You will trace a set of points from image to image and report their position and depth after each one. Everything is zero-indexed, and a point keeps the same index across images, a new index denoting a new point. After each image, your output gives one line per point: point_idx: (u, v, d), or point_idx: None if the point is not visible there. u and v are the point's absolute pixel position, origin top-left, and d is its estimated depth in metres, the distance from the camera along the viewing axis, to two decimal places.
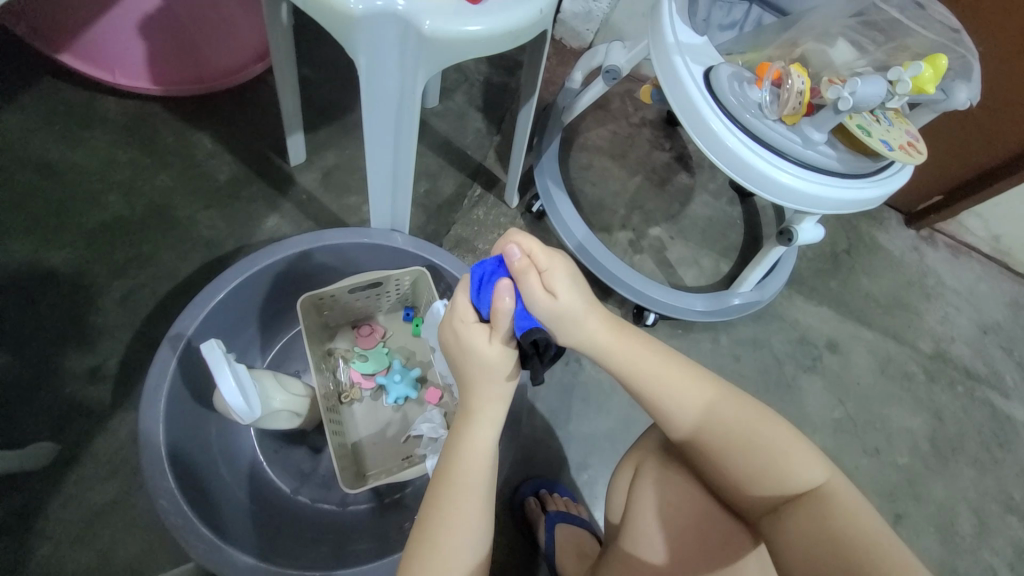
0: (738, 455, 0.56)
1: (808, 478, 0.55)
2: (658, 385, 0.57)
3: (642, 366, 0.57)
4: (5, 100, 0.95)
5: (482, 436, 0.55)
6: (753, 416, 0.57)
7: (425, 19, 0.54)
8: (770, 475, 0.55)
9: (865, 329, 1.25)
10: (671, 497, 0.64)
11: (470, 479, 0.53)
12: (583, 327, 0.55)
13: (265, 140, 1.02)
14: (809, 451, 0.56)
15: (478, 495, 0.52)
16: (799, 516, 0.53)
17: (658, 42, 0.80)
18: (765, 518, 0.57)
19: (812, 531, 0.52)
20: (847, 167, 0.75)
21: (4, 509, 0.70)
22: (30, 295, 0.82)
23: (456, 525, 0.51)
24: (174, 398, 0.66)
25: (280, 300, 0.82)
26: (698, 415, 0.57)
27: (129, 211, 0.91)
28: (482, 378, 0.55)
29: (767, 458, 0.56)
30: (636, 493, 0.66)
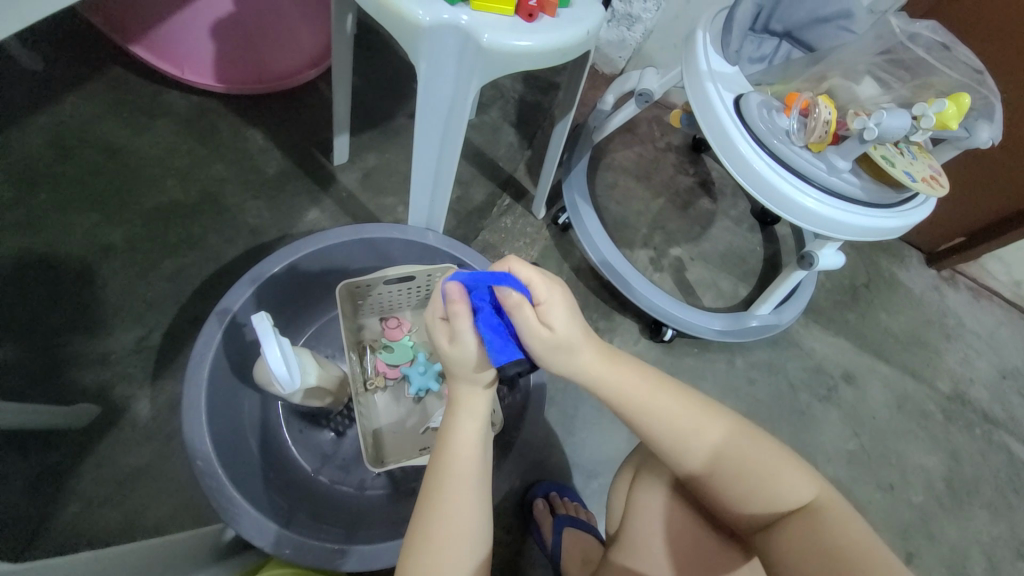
0: (734, 478, 0.55)
1: (803, 495, 0.55)
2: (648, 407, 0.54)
3: (632, 393, 0.54)
4: (77, 84, 1.02)
5: (466, 428, 0.54)
6: (743, 438, 0.56)
7: (485, 32, 0.59)
8: (764, 496, 0.55)
9: (882, 364, 1.25)
10: (668, 503, 0.65)
11: (464, 475, 0.52)
12: (576, 357, 0.52)
13: (312, 140, 1.08)
14: (798, 468, 0.56)
15: (474, 484, 0.52)
16: (793, 534, 0.54)
17: (692, 69, 0.85)
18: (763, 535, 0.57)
19: (808, 544, 0.53)
20: (869, 197, 0.78)
21: (41, 464, 0.74)
22: (88, 264, 0.88)
23: (452, 521, 0.51)
24: (216, 368, 0.70)
25: (317, 286, 0.86)
26: (688, 448, 0.55)
27: (184, 196, 0.97)
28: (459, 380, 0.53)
29: (761, 478, 0.55)
30: (634, 498, 0.68)
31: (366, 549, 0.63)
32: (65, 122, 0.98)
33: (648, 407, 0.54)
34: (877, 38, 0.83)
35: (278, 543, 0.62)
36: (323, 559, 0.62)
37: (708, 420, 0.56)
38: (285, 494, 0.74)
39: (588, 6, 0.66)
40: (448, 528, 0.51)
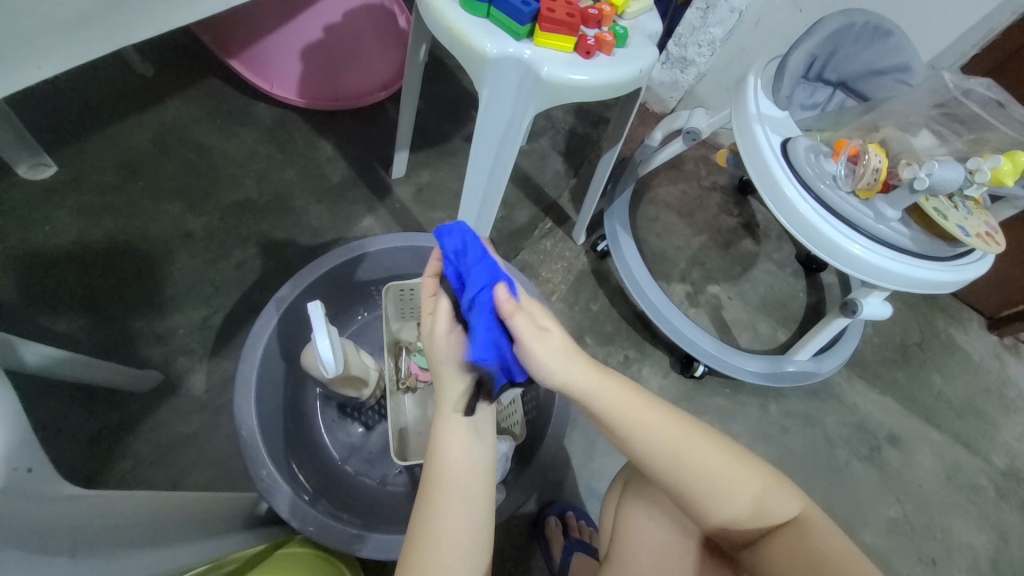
0: (711, 493, 0.53)
1: (779, 510, 0.53)
2: (619, 422, 0.53)
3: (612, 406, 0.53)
4: (179, 90, 1.15)
5: (454, 431, 0.53)
6: (712, 454, 0.53)
7: (544, 65, 0.64)
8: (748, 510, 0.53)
9: (932, 429, 1.17)
10: (653, 521, 0.64)
11: (459, 481, 0.51)
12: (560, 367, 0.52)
13: (375, 154, 1.18)
14: (780, 484, 0.54)
15: (467, 486, 0.51)
16: (778, 548, 0.51)
17: (741, 112, 0.88)
18: (747, 549, 0.55)
19: (793, 557, 0.50)
20: (919, 248, 0.77)
21: (103, 421, 0.80)
22: (169, 247, 0.98)
23: (445, 529, 0.49)
24: (268, 350, 0.76)
25: (363, 286, 0.92)
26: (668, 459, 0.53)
27: (258, 195, 1.07)
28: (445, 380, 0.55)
29: (734, 495, 0.53)
30: (621, 517, 0.67)
31: (383, 538, 0.66)
32: (167, 121, 1.11)
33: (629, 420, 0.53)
34: (930, 92, 0.83)
35: (303, 519, 0.65)
36: (341, 542, 0.65)
37: (685, 435, 0.54)
38: (313, 478, 0.78)
39: (642, 48, 0.71)
40: (443, 537, 0.49)
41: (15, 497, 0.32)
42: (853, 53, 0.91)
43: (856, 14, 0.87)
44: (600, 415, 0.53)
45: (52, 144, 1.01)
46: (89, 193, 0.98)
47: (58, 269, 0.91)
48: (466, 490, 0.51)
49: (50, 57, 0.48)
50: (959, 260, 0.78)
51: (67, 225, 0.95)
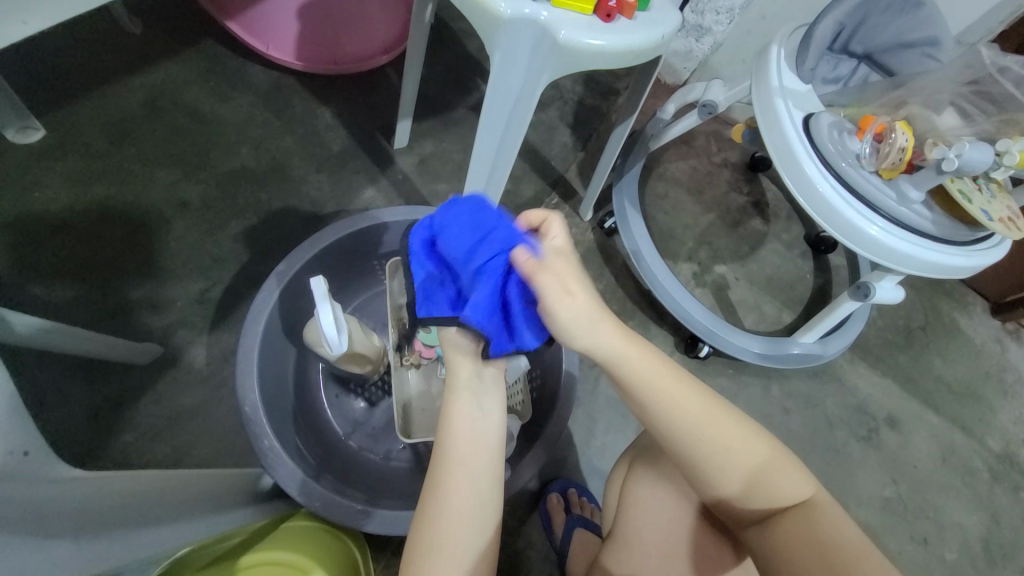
0: (729, 469, 0.52)
1: (794, 494, 0.52)
2: (647, 391, 0.51)
3: (646, 374, 0.51)
4: (169, 49, 1.08)
5: (460, 408, 0.52)
6: (729, 432, 0.52)
7: (562, 28, 0.59)
8: (762, 490, 0.52)
9: (930, 412, 1.18)
10: (659, 493, 0.65)
11: (466, 455, 0.50)
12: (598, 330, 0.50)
13: (377, 123, 1.13)
14: (796, 469, 0.53)
15: (472, 464, 0.50)
16: (790, 529, 0.51)
17: (763, 84, 0.84)
18: (750, 526, 0.54)
19: (804, 540, 0.50)
20: (940, 232, 0.74)
21: (104, 394, 0.79)
22: (164, 218, 0.94)
23: (451, 502, 0.48)
24: (270, 325, 0.74)
25: (366, 261, 0.90)
26: (695, 433, 0.52)
27: (255, 164, 1.03)
28: (459, 356, 0.55)
29: (744, 472, 0.52)
30: (628, 488, 0.68)
31: (389, 513, 0.66)
32: (158, 83, 1.05)
33: (661, 389, 0.52)
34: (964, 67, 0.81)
35: (311, 495, 0.65)
36: (348, 516, 0.65)
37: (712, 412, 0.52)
38: (317, 453, 0.77)
39: (666, 12, 0.66)
40: (449, 509, 0.48)
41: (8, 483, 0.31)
42: (881, 25, 0.87)
43: None
44: (628, 383, 0.52)
45: (37, 105, 0.96)
46: (79, 158, 0.94)
47: (51, 238, 0.88)
48: (473, 467, 0.50)
49: (34, 12, 0.44)
50: (977, 246, 0.76)
51: (58, 191, 0.91)
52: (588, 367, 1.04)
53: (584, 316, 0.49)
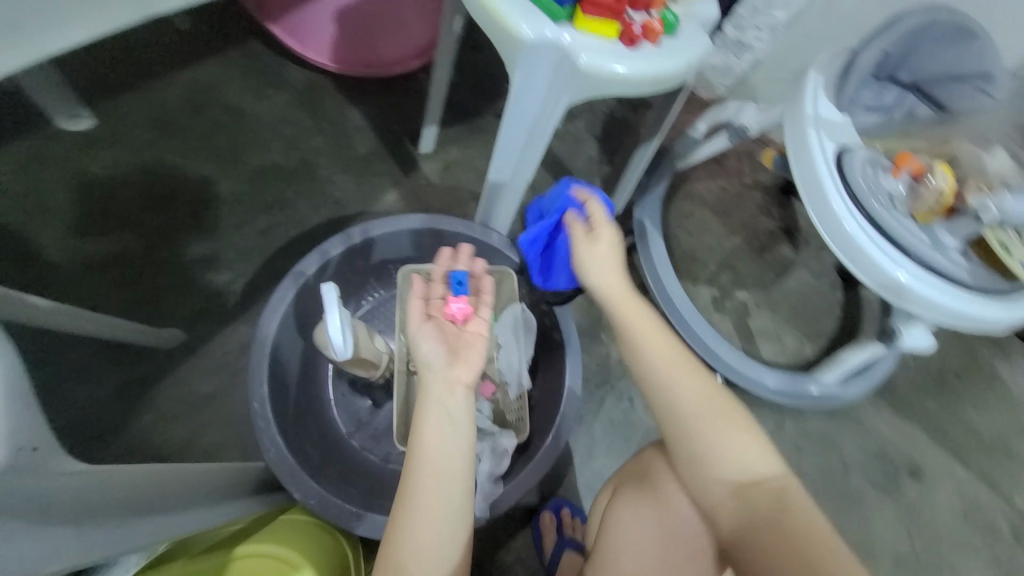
0: (700, 433, 0.55)
1: (761, 471, 0.53)
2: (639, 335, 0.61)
3: (638, 319, 0.62)
4: (214, 46, 1.13)
5: (432, 419, 0.54)
6: (694, 392, 0.57)
7: (582, 53, 0.58)
8: (733, 464, 0.54)
9: (958, 465, 1.11)
10: (642, 517, 0.63)
11: (437, 467, 0.51)
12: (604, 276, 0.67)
13: (406, 128, 1.16)
14: (767, 450, 0.55)
15: (443, 475, 0.51)
16: (759, 513, 0.50)
17: (796, 112, 0.81)
18: (723, 508, 0.53)
19: (772, 525, 0.49)
20: (975, 280, 0.70)
21: (130, 374, 0.84)
22: (199, 209, 0.99)
23: (417, 517, 0.49)
24: (284, 323, 0.77)
25: (382, 265, 0.92)
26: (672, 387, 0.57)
27: (285, 162, 1.07)
28: (431, 374, 0.57)
29: (711, 441, 0.55)
30: (617, 505, 0.67)
31: (381, 519, 0.68)
32: (201, 79, 1.10)
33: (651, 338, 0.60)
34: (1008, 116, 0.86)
35: (307, 494, 0.67)
36: (341, 518, 0.67)
37: (690, 369, 0.58)
38: (319, 450, 0.80)
39: (693, 38, 0.65)
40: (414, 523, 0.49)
41: (20, 476, 0.32)
42: (931, 54, 0.86)
43: (938, 12, 0.82)
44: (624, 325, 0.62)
45: (91, 96, 1.02)
46: (125, 148, 1.00)
47: (93, 222, 0.93)
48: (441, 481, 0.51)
49: None
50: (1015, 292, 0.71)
51: (102, 179, 0.96)
52: (595, 386, 1.04)
53: (599, 256, 0.68)
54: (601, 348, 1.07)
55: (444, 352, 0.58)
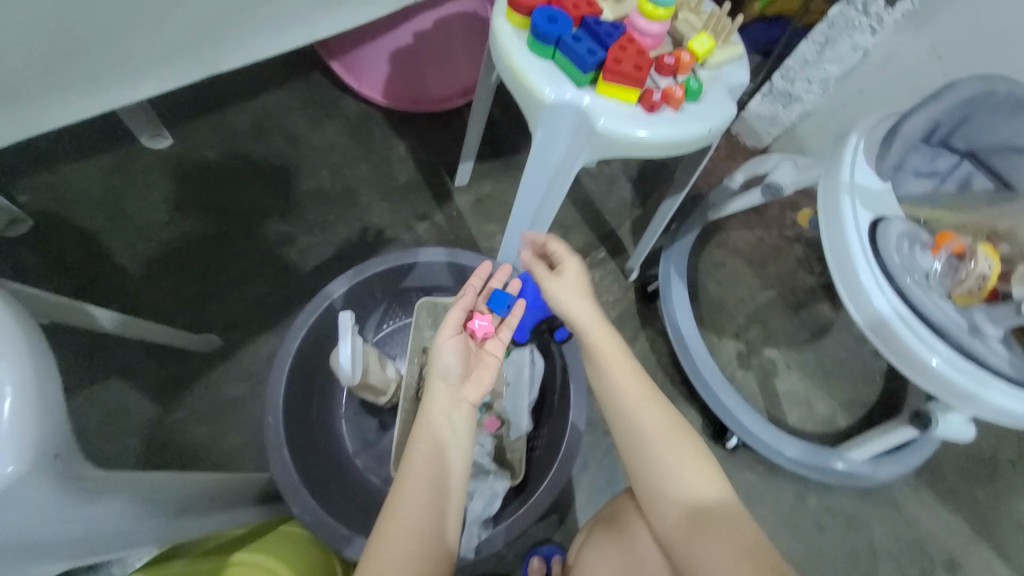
0: (650, 456, 0.57)
1: (702, 492, 0.54)
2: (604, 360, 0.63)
3: (605, 345, 0.64)
4: (280, 77, 1.24)
5: (431, 428, 0.59)
6: (648, 413, 0.60)
7: (601, 116, 0.61)
8: (678, 486, 0.55)
9: (1002, 563, 1.05)
10: (611, 558, 0.65)
11: (424, 472, 0.56)
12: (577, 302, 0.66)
13: (446, 161, 1.22)
14: (710, 471, 0.56)
15: (431, 480, 0.56)
16: (705, 537, 0.51)
17: (831, 177, 0.78)
18: (676, 527, 0.53)
19: (717, 548, 0.50)
20: (1020, 373, 0.64)
21: (168, 374, 0.92)
22: (249, 225, 1.08)
23: (407, 518, 0.53)
24: (305, 343, 0.81)
25: (404, 293, 0.96)
26: (626, 409, 0.60)
27: (330, 187, 1.15)
28: (442, 385, 0.62)
29: (664, 463, 0.56)
30: (591, 550, 0.68)
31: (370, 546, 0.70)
32: (266, 108, 1.20)
33: (612, 364, 0.63)
34: None
35: (306, 512, 0.70)
36: (333, 541, 0.70)
37: (645, 392, 0.61)
38: (326, 467, 0.84)
39: (717, 104, 0.65)
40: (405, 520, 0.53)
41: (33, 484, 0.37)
42: (990, 123, 0.83)
43: (998, 82, 0.80)
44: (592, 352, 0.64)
45: (170, 118, 1.14)
46: (193, 167, 1.11)
47: (157, 232, 1.04)
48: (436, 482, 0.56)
49: None
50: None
51: (171, 194, 1.08)
52: (604, 432, 1.02)
53: (572, 285, 0.68)
54: None
55: (460, 368, 0.64)
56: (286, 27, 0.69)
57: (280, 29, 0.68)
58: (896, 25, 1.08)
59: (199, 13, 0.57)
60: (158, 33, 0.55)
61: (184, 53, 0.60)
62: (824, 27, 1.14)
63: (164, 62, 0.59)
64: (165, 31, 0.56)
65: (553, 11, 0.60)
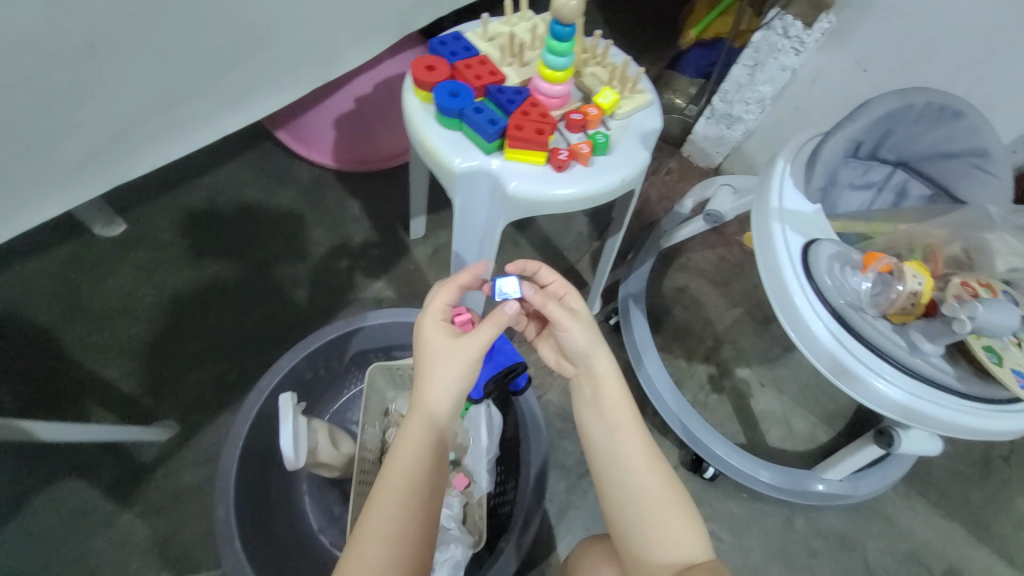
0: (640, 511, 0.58)
1: (686, 550, 0.56)
2: (605, 403, 0.63)
3: (607, 386, 0.64)
4: (230, 150, 1.26)
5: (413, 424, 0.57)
6: (641, 463, 0.60)
7: (511, 180, 0.62)
8: (665, 542, 0.56)
9: (1004, 565, 1.02)
10: None
11: (402, 469, 0.55)
12: (593, 345, 0.63)
13: (399, 215, 1.23)
14: (692, 526, 0.57)
15: (407, 480, 0.55)
16: None
17: (761, 204, 0.79)
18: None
19: None
20: (965, 389, 0.64)
21: (126, 466, 0.93)
22: (204, 303, 1.08)
23: (387, 521, 0.52)
24: (256, 425, 0.80)
25: (359, 355, 0.95)
26: (622, 460, 0.60)
27: (286, 255, 1.16)
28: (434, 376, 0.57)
29: (657, 520, 0.57)
30: None
31: None
32: (218, 182, 1.22)
33: (613, 409, 0.63)
34: (1007, 190, 0.82)
35: None
36: None
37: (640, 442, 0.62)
38: (287, 549, 0.82)
39: (628, 153, 0.66)
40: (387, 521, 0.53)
41: None
42: (914, 134, 0.83)
43: (915, 95, 0.78)
44: (597, 396, 0.64)
45: (123, 205, 1.16)
46: (147, 251, 1.12)
47: (111, 320, 1.04)
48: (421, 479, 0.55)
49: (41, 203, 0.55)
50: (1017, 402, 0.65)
51: (126, 279, 1.08)
52: (577, 476, 1.00)
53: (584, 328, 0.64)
54: None
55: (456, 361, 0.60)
56: (194, 128, 0.71)
57: (186, 130, 0.70)
58: (817, 44, 1.10)
59: (93, 133, 0.59)
60: (52, 157, 0.57)
61: (85, 170, 0.61)
62: (751, 51, 1.17)
63: (64, 182, 0.60)
64: (61, 156, 0.58)
65: (454, 85, 0.62)
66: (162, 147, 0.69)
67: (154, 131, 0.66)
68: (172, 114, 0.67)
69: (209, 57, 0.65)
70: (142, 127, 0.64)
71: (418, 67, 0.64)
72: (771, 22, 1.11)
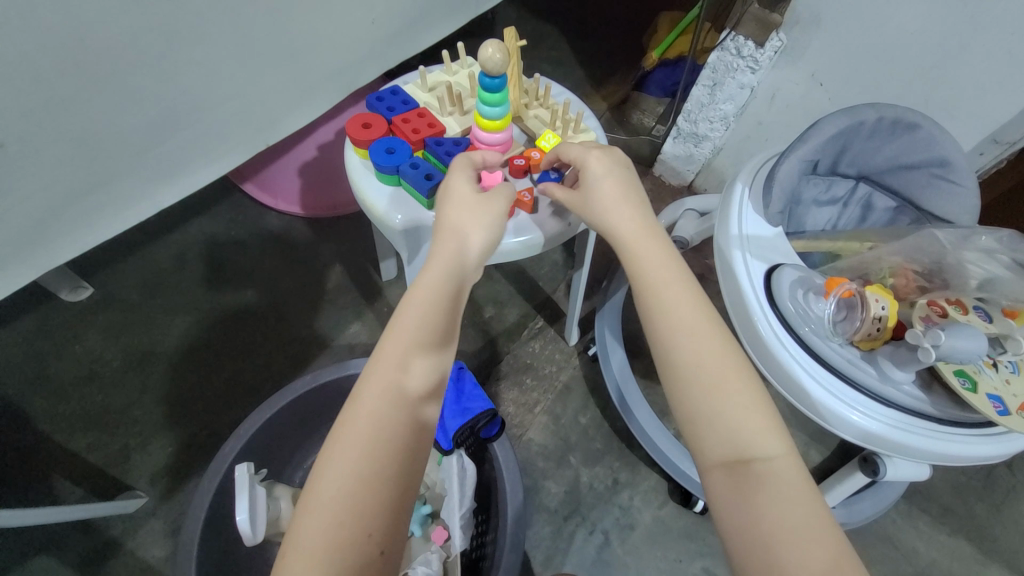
0: (696, 388, 0.47)
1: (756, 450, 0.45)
2: (644, 270, 0.53)
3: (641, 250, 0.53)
4: (198, 204, 1.26)
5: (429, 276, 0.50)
6: (700, 341, 0.49)
7: None
8: (727, 426, 0.46)
9: None
10: None
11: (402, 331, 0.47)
12: (623, 211, 0.55)
13: (370, 258, 1.22)
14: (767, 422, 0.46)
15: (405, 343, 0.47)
16: (746, 487, 0.44)
17: (722, 229, 0.76)
18: (711, 473, 0.46)
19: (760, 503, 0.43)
20: (938, 414, 0.63)
21: (92, 543, 0.90)
22: (175, 360, 1.07)
23: (372, 405, 0.44)
24: (218, 497, 0.77)
25: (327, 407, 0.92)
26: (679, 338, 0.49)
27: (256, 305, 1.14)
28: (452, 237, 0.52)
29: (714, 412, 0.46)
30: None
31: None
32: (188, 238, 1.21)
33: (652, 263, 0.53)
34: (977, 195, 0.80)
35: None
36: None
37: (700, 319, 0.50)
38: None
39: None
40: (373, 439, 0.43)
41: None
42: (870, 148, 0.82)
43: (865, 112, 0.77)
44: (636, 265, 0.53)
45: (90, 269, 1.15)
46: (116, 312, 1.11)
47: (78, 389, 1.02)
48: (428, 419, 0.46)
49: None
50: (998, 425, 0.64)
51: (94, 345, 1.07)
52: (563, 519, 0.97)
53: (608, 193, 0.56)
54: (569, 472, 1.01)
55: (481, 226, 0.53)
56: (129, 203, 0.71)
57: (119, 209, 0.71)
58: (771, 62, 1.09)
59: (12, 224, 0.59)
60: None
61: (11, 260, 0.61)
62: (709, 72, 1.18)
63: None
64: None
65: (391, 143, 0.62)
66: (97, 227, 0.69)
67: (84, 213, 0.66)
68: (103, 194, 0.67)
69: (132, 135, 0.66)
70: (68, 211, 0.64)
71: (354, 126, 0.63)
72: (724, 44, 1.11)
